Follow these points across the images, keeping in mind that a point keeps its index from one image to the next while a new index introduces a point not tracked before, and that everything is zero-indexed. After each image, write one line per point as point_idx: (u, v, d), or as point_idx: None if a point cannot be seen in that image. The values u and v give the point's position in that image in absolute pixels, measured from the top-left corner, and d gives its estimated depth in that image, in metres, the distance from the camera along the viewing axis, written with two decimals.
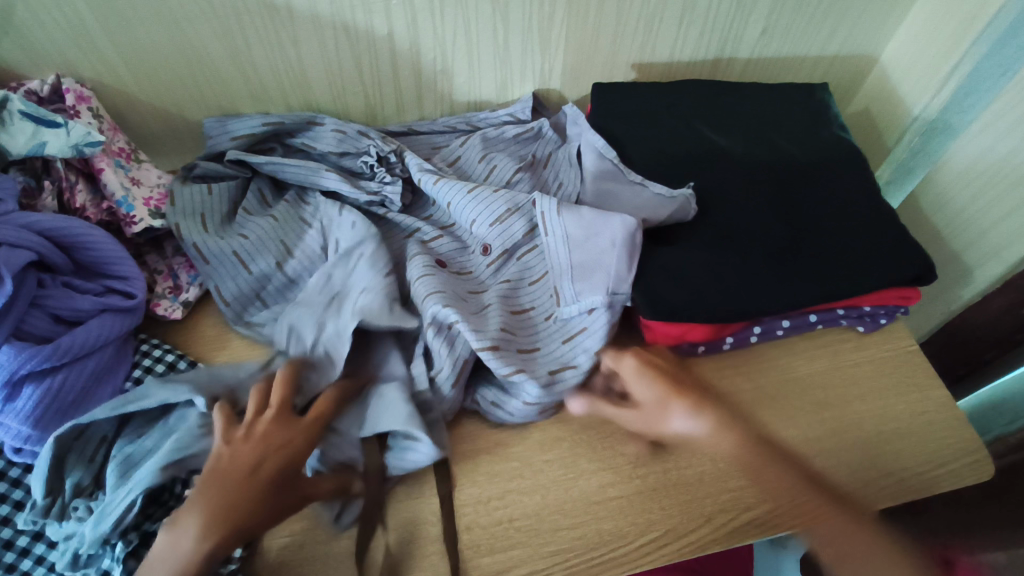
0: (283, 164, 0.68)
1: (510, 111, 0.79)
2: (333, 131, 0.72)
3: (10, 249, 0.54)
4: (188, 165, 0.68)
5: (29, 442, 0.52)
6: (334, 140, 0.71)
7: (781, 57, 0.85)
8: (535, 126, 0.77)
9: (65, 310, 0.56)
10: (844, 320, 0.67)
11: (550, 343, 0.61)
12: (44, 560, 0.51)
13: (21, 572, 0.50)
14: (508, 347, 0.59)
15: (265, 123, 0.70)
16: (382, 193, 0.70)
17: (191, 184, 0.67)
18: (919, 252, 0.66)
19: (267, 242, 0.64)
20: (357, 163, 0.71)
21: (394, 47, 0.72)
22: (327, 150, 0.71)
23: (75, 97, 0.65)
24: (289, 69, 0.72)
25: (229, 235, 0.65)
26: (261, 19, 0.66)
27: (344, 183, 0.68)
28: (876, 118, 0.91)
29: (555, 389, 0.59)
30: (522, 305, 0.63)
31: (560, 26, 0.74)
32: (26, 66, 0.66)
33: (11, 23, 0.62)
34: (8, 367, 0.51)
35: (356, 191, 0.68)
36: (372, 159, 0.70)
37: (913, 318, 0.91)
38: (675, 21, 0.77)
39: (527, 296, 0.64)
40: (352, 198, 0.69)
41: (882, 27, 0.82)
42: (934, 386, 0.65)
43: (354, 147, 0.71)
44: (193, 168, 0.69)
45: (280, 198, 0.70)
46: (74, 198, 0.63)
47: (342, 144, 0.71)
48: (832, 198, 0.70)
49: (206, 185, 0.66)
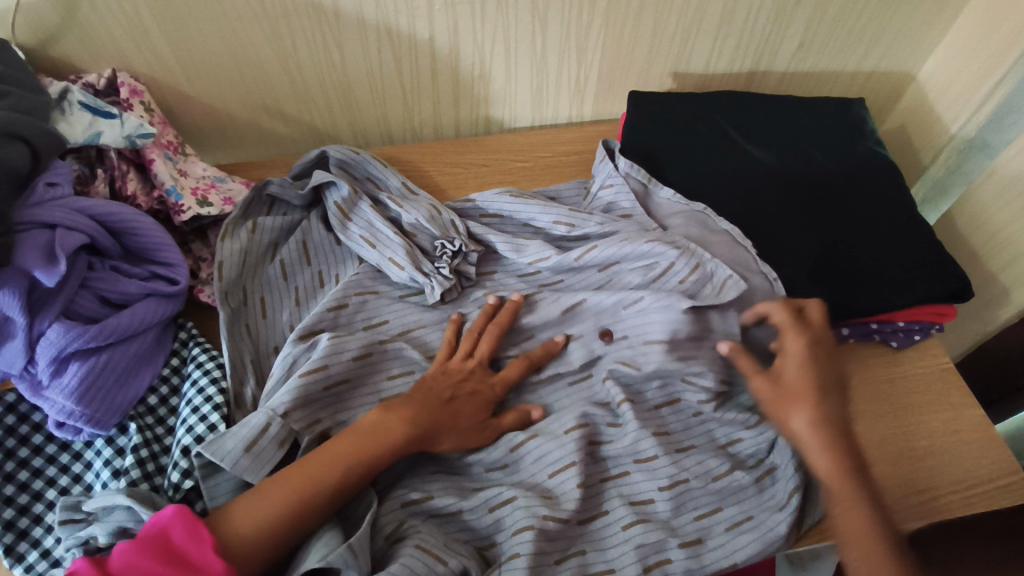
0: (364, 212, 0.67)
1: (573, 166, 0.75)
2: (428, 206, 0.69)
3: (65, 232, 0.56)
4: (262, 184, 0.68)
5: (71, 418, 0.54)
6: (424, 213, 0.67)
7: (818, 71, 0.85)
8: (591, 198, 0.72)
9: (112, 293, 0.58)
10: (877, 335, 0.66)
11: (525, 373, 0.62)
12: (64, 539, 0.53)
13: (42, 549, 0.53)
14: None
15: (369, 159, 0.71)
16: (431, 278, 0.64)
17: (241, 220, 0.66)
18: (955, 269, 0.66)
19: (282, 302, 0.64)
20: (431, 243, 0.67)
21: (434, 51, 0.74)
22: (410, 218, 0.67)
23: (129, 91, 0.68)
24: (332, 70, 0.74)
25: (249, 292, 0.64)
26: (310, 22, 0.68)
27: (400, 254, 0.64)
28: (912, 136, 0.90)
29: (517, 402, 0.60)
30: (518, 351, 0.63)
31: (597, 35, 0.75)
32: (84, 59, 0.69)
33: (74, 19, 0.65)
34: (57, 344, 0.53)
35: (407, 266, 0.64)
36: (449, 246, 0.66)
37: (949, 337, 0.90)
38: (711, 35, 0.78)
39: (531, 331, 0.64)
40: (397, 277, 0.64)
41: (919, 44, 0.82)
42: (968, 405, 0.64)
43: (440, 228, 0.67)
44: (265, 187, 0.68)
45: (320, 255, 0.67)
46: (125, 186, 0.65)
47: (429, 222, 0.67)
48: (868, 213, 0.70)
49: (251, 225, 0.65)
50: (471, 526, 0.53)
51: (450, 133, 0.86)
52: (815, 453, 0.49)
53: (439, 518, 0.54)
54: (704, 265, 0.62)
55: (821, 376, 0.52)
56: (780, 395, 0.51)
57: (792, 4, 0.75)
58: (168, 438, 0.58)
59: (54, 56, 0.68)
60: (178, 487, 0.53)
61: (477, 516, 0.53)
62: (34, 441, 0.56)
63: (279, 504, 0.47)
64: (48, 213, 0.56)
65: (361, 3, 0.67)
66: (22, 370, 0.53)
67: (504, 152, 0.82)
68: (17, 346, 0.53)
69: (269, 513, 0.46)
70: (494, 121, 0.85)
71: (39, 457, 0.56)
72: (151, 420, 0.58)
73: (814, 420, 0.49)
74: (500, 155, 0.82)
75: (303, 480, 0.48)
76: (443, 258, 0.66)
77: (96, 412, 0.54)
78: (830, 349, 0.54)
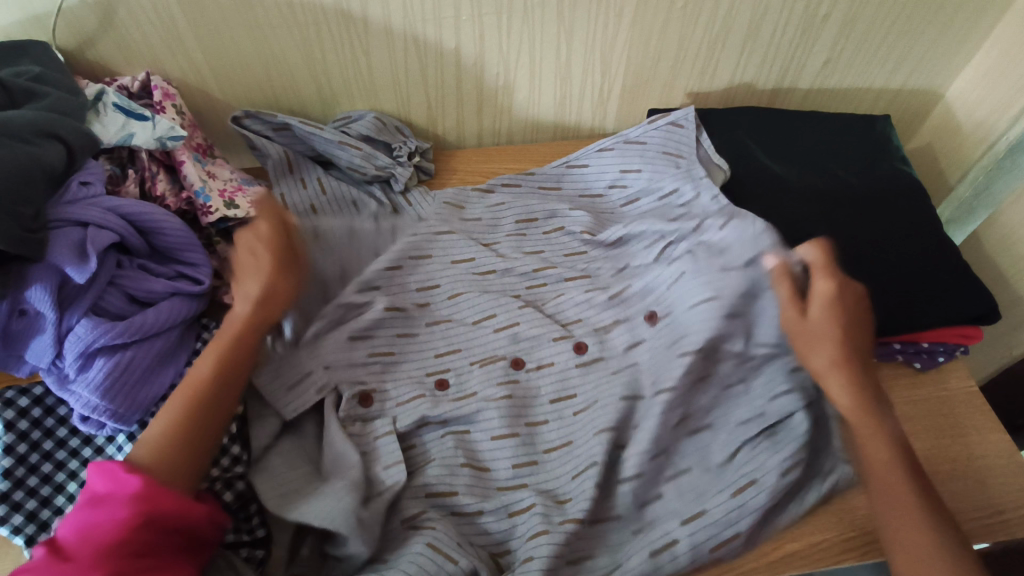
0: (324, 134, 0.72)
1: (620, 139, 0.75)
2: (373, 121, 0.76)
3: (96, 230, 0.57)
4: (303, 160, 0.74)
5: (96, 411, 0.55)
6: (371, 127, 0.75)
7: (844, 87, 0.84)
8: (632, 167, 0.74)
9: (140, 291, 0.59)
10: (900, 355, 0.65)
11: (544, 382, 0.62)
12: None
13: None
14: (466, 420, 0.59)
15: (372, 120, 0.76)
16: (390, 170, 0.74)
17: (290, 184, 0.72)
18: (983, 291, 0.64)
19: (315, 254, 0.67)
20: (372, 156, 0.73)
21: (460, 60, 0.75)
22: (361, 133, 0.75)
23: (162, 94, 0.69)
24: (359, 76, 0.75)
25: None
26: (338, 30, 0.69)
27: (355, 156, 0.73)
28: (939, 156, 0.89)
29: (530, 413, 0.60)
30: (541, 359, 0.63)
31: (622, 46, 0.75)
32: (120, 63, 0.71)
33: (112, 22, 0.67)
34: (84, 339, 0.54)
35: (367, 163, 0.73)
36: (404, 153, 0.75)
37: (975, 358, 0.88)
38: (737, 48, 0.77)
39: (565, 313, 0.67)
40: (361, 171, 0.73)
41: (951, 59, 0.81)
42: (995, 430, 0.62)
43: (368, 155, 0.73)
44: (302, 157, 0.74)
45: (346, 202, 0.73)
46: (155, 187, 0.66)
47: (376, 132, 0.75)
48: (891, 232, 0.69)
49: (301, 184, 0.72)
50: (488, 530, 0.54)
51: (473, 142, 0.87)
52: (842, 405, 0.50)
53: (459, 517, 0.54)
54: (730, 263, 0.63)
55: (842, 317, 0.52)
56: (813, 329, 0.52)
57: (820, 21, 0.75)
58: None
59: (90, 59, 0.70)
60: (237, 497, 0.53)
61: (495, 519, 0.54)
62: (58, 434, 0.58)
63: (156, 445, 0.46)
64: (79, 211, 0.58)
65: (389, 12, 0.68)
66: (50, 364, 0.55)
67: (524, 162, 0.83)
68: (46, 341, 0.54)
69: (165, 443, 0.46)
70: (517, 130, 0.86)
71: (63, 450, 0.57)
72: None
73: (838, 360, 0.50)
74: (522, 165, 0.83)
75: (157, 451, 0.46)
76: (395, 169, 0.74)
77: (120, 407, 0.55)
78: (856, 297, 0.53)
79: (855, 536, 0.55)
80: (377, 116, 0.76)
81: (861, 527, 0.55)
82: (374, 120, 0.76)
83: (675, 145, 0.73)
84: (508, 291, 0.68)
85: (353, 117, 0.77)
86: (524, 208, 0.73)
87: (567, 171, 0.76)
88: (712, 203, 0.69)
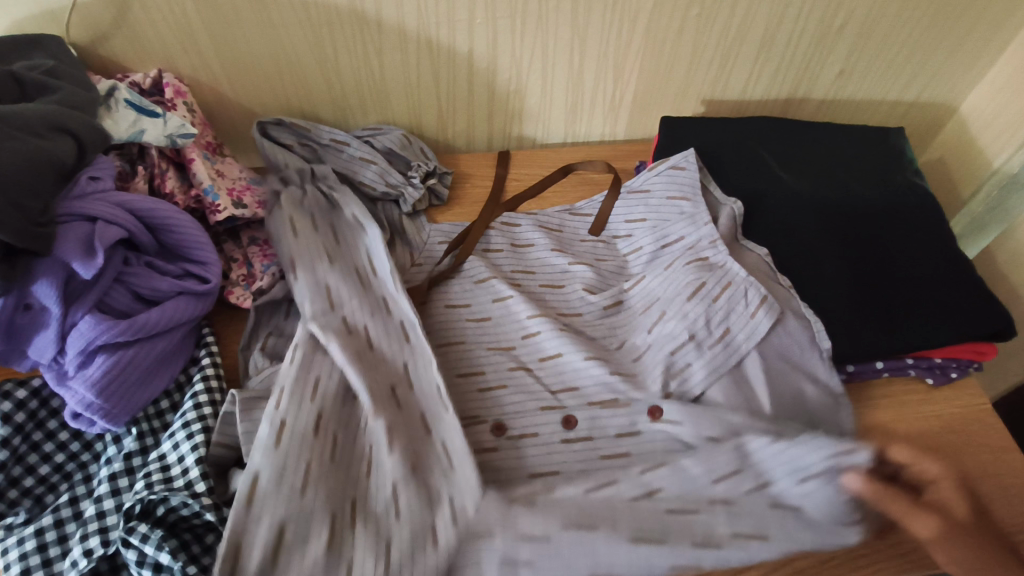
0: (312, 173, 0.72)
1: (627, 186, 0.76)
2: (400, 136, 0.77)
3: (105, 225, 0.57)
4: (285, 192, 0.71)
5: (90, 408, 0.54)
6: (397, 142, 0.76)
7: (857, 98, 0.84)
8: (641, 218, 0.73)
9: (145, 289, 0.59)
10: (913, 370, 0.64)
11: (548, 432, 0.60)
12: (69, 536, 0.53)
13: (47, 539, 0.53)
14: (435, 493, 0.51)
15: (402, 137, 0.76)
16: (401, 189, 0.74)
17: None
18: (998, 308, 0.64)
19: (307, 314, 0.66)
20: (385, 174, 0.74)
21: (472, 65, 0.74)
22: (386, 145, 0.76)
23: (174, 91, 0.69)
24: (370, 78, 0.75)
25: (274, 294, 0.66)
26: (351, 31, 0.69)
27: (368, 174, 0.74)
28: (952, 168, 0.89)
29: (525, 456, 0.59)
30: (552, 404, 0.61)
31: (635, 54, 0.75)
32: (134, 61, 0.71)
33: (126, 19, 0.66)
34: (86, 336, 0.53)
35: (377, 180, 0.74)
36: (419, 174, 0.75)
37: (986, 376, 0.88)
38: (751, 57, 0.77)
39: (569, 365, 0.63)
40: (371, 186, 0.74)
41: (968, 71, 0.80)
42: (1010, 449, 0.60)
43: (381, 175, 0.74)
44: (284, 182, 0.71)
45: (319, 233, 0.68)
46: (164, 184, 0.66)
47: (401, 148, 0.76)
48: (907, 253, 0.68)
49: None
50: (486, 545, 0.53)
51: (483, 146, 0.86)
52: None
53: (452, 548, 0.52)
54: (730, 313, 0.62)
55: None
56: None
57: (835, 32, 0.75)
58: (172, 462, 0.55)
59: (103, 55, 0.70)
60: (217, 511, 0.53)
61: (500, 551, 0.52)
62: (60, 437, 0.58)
63: None
64: (89, 206, 0.57)
65: (403, 13, 0.68)
66: (52, 360, 0.54)
67: (534, 167, 0.83)
68: (49, 336, 0.54)
69: None
70: (527, 135, 0.85)
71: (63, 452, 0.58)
72: (157, 425, 0.59)
73: None
74: (532, 169, 0.83)
75: None
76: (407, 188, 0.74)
77: (113, 407, 0.55)
78: None
79: (866, 552, 0.54)
80: (405, 133, 0.77)
81: (871, 546, 0.54)
82: (401, 136, 0.76)
83: (683, 196, 0.71)
84: (509, 337, 0.66)
85: (373, 129, 0.78)
86: (536, 251, 0.73)
87: (569, 218, 0.77)
88: (711, 248, 0.67)
